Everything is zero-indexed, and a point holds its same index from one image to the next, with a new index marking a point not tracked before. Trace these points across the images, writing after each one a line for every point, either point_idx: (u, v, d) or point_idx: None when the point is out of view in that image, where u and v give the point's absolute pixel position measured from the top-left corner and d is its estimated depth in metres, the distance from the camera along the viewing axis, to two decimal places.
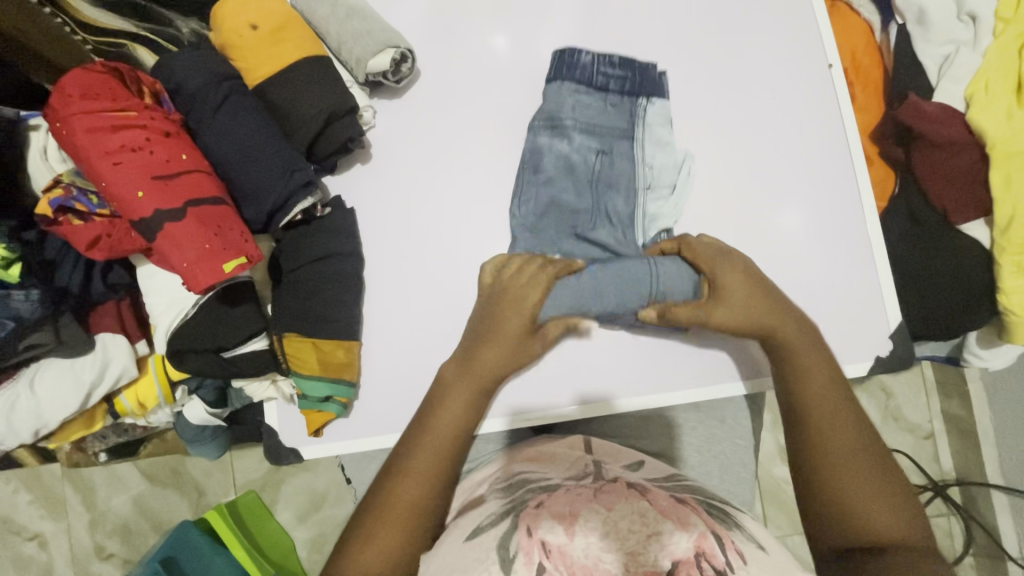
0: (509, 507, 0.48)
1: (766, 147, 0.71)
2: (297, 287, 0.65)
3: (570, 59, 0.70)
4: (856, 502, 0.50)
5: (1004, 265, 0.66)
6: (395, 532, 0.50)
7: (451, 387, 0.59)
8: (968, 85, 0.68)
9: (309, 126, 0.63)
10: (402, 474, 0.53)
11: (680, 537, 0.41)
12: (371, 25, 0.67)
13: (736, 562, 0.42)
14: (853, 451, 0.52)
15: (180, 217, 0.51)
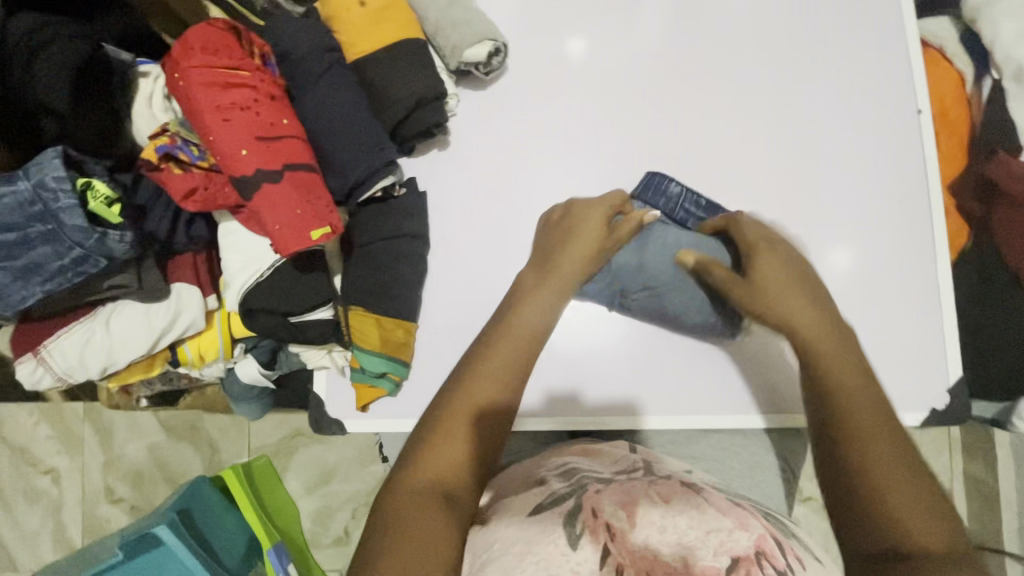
0: (569, 489, 0.49)
1: (844, 184, 0.71)
2: (368, 263, 0.66)
3: (659, 184, 0.70)
4: (894, 495, 0.40)
5: None
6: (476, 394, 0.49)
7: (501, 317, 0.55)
8: None
9: (400, 106, 0.64)
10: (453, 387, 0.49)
11: (741, 536, 0.43)
12: (472, 17, 0.68)
13: (795, 566, 0.43)
14: (887, 466, 0.41)
15: (278, 181, 0.52)
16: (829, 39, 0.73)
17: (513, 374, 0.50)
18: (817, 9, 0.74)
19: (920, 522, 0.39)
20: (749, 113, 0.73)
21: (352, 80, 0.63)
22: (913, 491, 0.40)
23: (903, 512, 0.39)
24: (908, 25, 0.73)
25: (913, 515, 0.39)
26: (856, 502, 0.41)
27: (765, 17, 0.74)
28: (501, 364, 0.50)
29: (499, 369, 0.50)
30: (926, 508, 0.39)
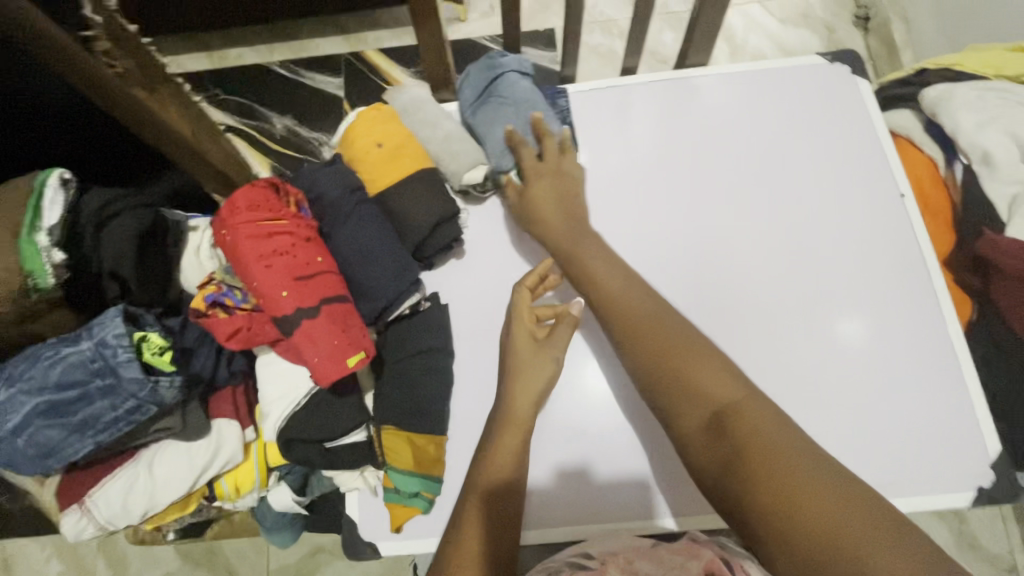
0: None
1: (843, 265, 0.74)
2: (399, 380, 0.69)
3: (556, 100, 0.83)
4: (798, 507, 0.42)
5: None
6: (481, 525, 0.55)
7: (500, 438, 0.61)
8: None
9: (422, 231, 0.69)
10: (463, 532, 0.54)
11: None
12: (478, 147, 0.76)
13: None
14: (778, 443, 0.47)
15: (317, 314, 0.56)
16: (806, 138, 0.80)
17: (509, 476, 0.59)
18: (789, 113, 0.81)
19: (806, 501, 0.42)
20: (743, 206, 0.78)
21: (376, 212, 0.69)
22: (781, 435, 0.48)
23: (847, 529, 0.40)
24: (874, 120, 0.80)
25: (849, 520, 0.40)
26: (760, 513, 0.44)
27: (744, 122, 0.82)
28: (499, 481, 0.58)
29: (512, 452, 0.60)
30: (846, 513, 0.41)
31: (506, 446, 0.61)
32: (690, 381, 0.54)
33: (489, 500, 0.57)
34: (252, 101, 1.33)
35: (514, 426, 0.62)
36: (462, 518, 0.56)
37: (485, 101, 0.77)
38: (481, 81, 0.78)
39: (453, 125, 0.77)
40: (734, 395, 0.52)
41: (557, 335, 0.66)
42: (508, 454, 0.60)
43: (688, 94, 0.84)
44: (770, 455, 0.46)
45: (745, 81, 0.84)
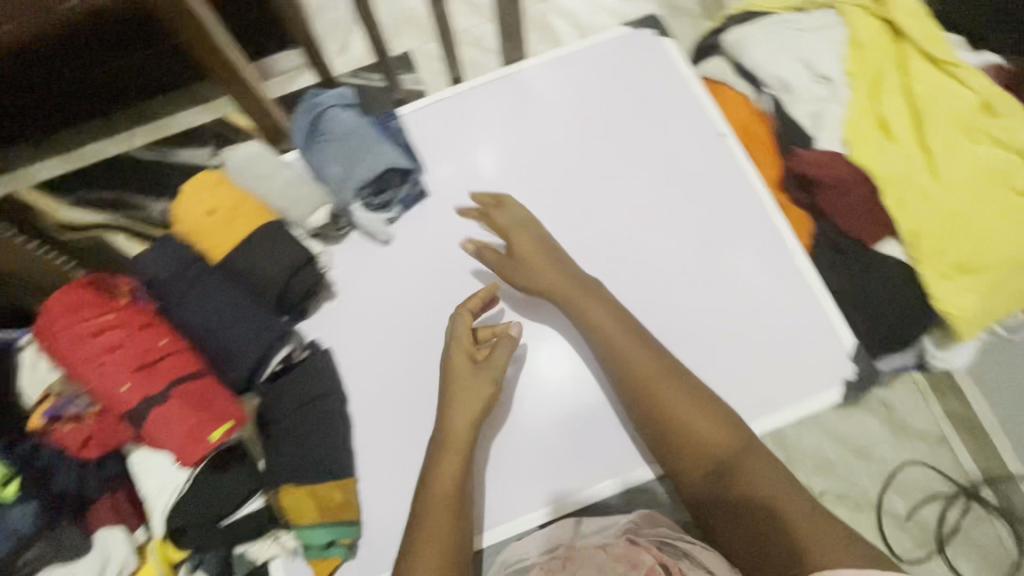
0: None
1: (685, 212, 0.79)
2: (288, 436, 0.67)
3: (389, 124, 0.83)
4: (741, 472, 0.62)
5: (927, 273, 0.73)
6: (446, 524, 0.62)
7: (441, 455, 0.65)
8: (842, 130, 0.77)
9: (274, 285, 0.69)
10: (421, 538, 0.61)
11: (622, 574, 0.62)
12: (318, 189, 0.76)
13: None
14: (723, 445, 0.63)
15: (165, 401, 0.55)
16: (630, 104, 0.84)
17: (458, 490, 0.64)
18: (608, 83, 0.86)
19: (715, 435, 0.64)
20: (586, 180, 0.81)
21: (219, 279, 0.69)
22: (699, 412, 0.64)
23: (763, 485, 0.61)
24: (684, 71, 0.85)
25: (756, 477, 0.61)
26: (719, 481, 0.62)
27: (573, 103, 0.85)
28: (450, 499, 0.63)
29: (459, 445, 0.65)
30: (765, 469, 0.62)
31: (444, 465, 0.64)
32: (667, 411, 0.65)
33: (444, 511, 0.62)
34: (120, 190, 1.19)
35: (452, 447, 0.65)
36: (422, 515, 0.63)
37: (315, 143, 0.77)
38: (304, 124, 0.78)
39: (289, 173, 0.76)
40: (728, 440, 0.63)
41: (495, 357, 0.69)
42: (449, 472, 0.64)
43: (515, 88, 0.87)
44: (714, 446, 0.63)
45: (562, 62, 0.87)
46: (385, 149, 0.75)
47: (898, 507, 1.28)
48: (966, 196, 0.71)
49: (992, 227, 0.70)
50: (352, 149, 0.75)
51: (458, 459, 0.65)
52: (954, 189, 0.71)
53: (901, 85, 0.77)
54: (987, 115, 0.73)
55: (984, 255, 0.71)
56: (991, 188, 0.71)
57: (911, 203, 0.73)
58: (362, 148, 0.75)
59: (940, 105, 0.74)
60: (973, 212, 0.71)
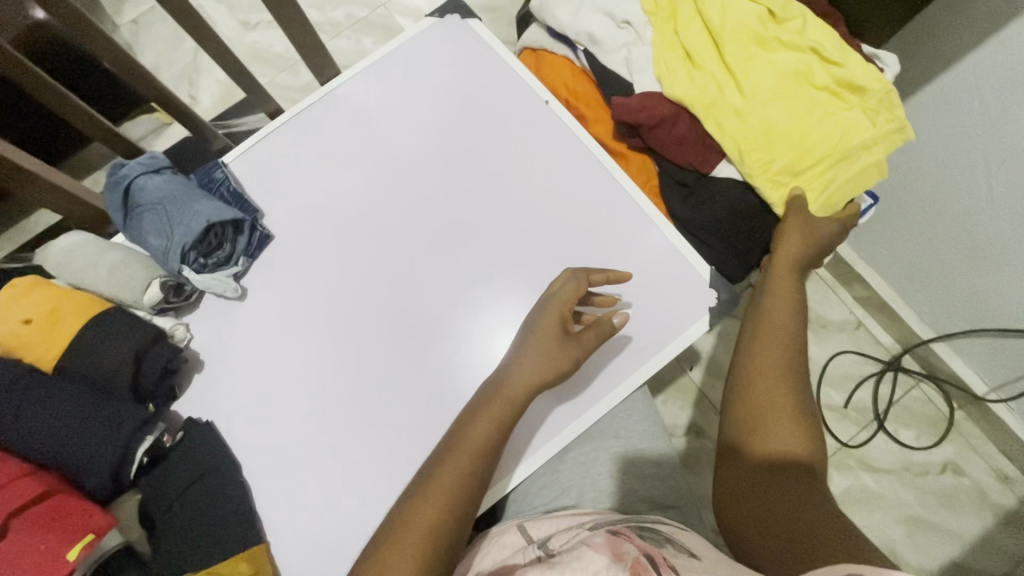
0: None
1: (530, 185, 0.79)
2: (175, 526, 0.64)
3: (208, 175, 0.78)
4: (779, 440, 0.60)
5: (762, 187, 0.74)
6: (443, 498, 0.61)
7: (477, 416, 0.65)
8: (654, 70, 0.78)
9: (121, 375, 0.66)
10: (419, 501, 0.61)
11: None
12: (148, 264, 0.73)
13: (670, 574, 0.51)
14: (780, 418, 0.61)
15: (8, 535, 0.52)
16: (454, 95, 0.83)
17: (471, 472, 0.62)
18: (427, 77, 0.84)
19: (782, 434, 0.60)
20: (427, 180, 0.80)
21: (55, 387, 0.63)
22: (785, 405, 0.62)
23: (785, 442, 0.60)
24: (497, 48, 0.85)
25: (785, 434, 0.60)
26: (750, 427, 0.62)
27: (397, 107, 0.83)
28: (454, 478, 0.62)
29: (492, 420, 0.64)
30: (797, 431, 0.60)
31: (471, 446, 0.63)
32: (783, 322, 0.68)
33: (441, 492, 0.61)
34: None
35: (498, 405, 0.65)
36: (426, 486, 0.62)
37: (131, 219, 0.73)
38: (113, 201, 0.74)
39: (114, 256, 0.72)
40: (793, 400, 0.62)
41: (587, 336, 0.67)
42: (470, 450, 0.63)
43: (338, 106, 0.84)
44: (765, 397, 0.62)
45: (377, 68, 0.85)
46: (205, 205, 0.71)
47: (836, 399, 1.34)
48: (775, 104, 0.73)
49: (806, 126, 0.72)
50: (168, 215, 0.70)
51: (479, 441, 0.63)
52: (764, 100, 0.73)
53: (694, 12, 0.78)
54: (778, 22, 0.75)
55: (807, 154, 0.72)
56: (795, 91, 0.73)
57: (728, 122, 0.74)
58: (177, 209, 0.71)
59: (733, 23, 0.75)
60: (786, 117, 0.72)
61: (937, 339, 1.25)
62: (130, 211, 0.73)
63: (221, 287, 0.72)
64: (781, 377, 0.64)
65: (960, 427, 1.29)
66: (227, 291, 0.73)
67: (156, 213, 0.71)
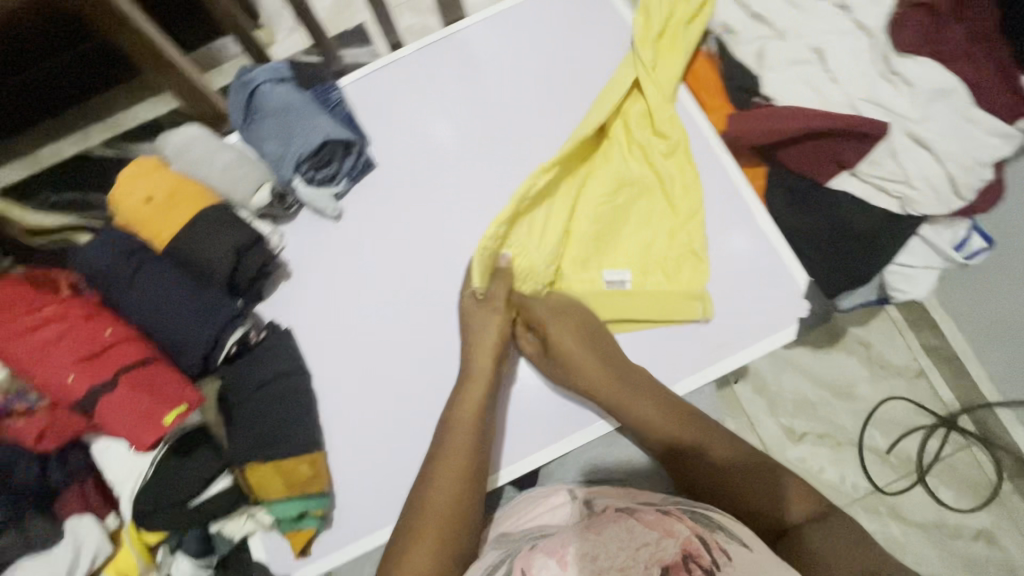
0: (506, 557, 0.60)
1: (636, 161, 0.77)
2: (249, 418, 0.67)
3: (326, 93, 0.80)
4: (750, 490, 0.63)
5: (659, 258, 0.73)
6: (446, 506, 0.63)
7: (450, 422, 0.66)
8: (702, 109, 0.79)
9: (222, 267, 0.68)
10: (421, 512, 0.63)
11: (666, 543, 0.53)
12: (251, 168, 0.74)
13: (722, 559, 0.52)
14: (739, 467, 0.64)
15: (115, 388, 0.56)
16: (574, 58, 0.83)
17: (467, 449, 0.65)
18: (550, 37, 0.84)
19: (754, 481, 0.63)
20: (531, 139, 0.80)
21: (165, 265, 0.67)
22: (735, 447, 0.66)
23: (721, 461, 0.65)
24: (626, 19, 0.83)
25: (707, 450, 0.66)
26: (682, 451, 0.66)
27: (514, 61, 0.83)
28: (462, 457, 0.64)
29: (468, 426, 0.66)
30: (714, 437, 0.67)
31: (463, 424, 0.66)
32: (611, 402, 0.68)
33: (456, 476, 0.64)
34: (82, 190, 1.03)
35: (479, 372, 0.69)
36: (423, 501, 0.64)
37: (252, 122, 0.76)
38: (238, 102, 0.77)
39: (228, 154, 0.75)
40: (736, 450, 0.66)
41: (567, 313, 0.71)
42: (466, 429, 0.66)
43: (455, 50, 0.84)
44: (674, 426, 0.67)
45: (501, 18, 0.85)
46: (323, 122, 0.73)
47: (878, 442, 1.30)
48: (539, 239, 0.72)
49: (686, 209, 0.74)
50: (290, 125, 0.73)
51: (472, 420, 0.66)
52: (536, 224, 0.73)
53: (649, 70, 0.77)
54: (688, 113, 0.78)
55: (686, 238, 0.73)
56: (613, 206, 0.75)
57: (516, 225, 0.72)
58: (299, 120, 0.73)
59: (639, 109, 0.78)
60: (595, 233, 0.74)
61: (1002, 404, 1.19)
62: (254, 114, 0.75)
63: (325, 203, 0.75)
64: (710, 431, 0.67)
65: (1004, 499, 1.24)
66: (328, 209, 0.76)
67: (278, 121, 0.73)
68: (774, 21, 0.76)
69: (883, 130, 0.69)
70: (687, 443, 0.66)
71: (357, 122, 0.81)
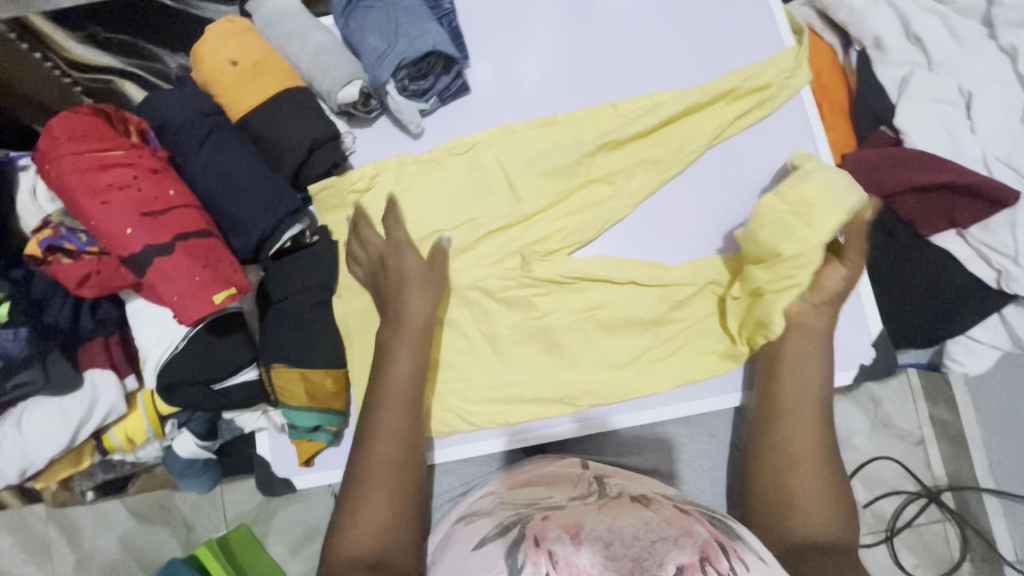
0: (515, 519, 0.47)
1: (744, 168, 0.69)
2: (285, 319, 0.63)
3: None
4: (805, 503, 0.53)
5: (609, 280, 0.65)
6: (382, 493, 0.53)
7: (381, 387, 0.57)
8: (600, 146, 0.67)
9: (293, 155, 0.64)
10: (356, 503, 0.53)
11: (684, 542, 0.40)
12: (342, 58, 0.68)
13: (740, 568, 0.40)
14: (811, 459, 0.54)
15: (170, 251, 0.53)
16: (717, 30, 0.72)
17: (404, 441, 0.56)
18: None
19: (815, 512, 0.52)
20: None
21: (238, 138, 0.63)
22: (824, 470, 0.54)
23: (807, 501, 0.53)
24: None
25: (813, 479, 0.53)
26: (779, 434, 0.56)
27: (639, 5, 0.74)
28: (393, 448, 0.55)
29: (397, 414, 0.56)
30: (822, 483, 0.53)
31: (401, 395, 0.57)
32: (773, 392, 0.58)
33: (389, 473, 0.54)
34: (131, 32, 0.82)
35: (404, 339, 0.59)
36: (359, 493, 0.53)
37: (355, 12, 0.69)
38: None
39: (323, 36, 0.69)
40: (814, 477, 0.54)
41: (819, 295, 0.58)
42: (392, 412, 0.56)
43: None
44: (805, 402, 0.56)
45: None
46: (433, 29, 0.67)
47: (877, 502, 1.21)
48: (402, 212, 0.67)
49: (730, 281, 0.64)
50: (398, 23, 0.67)
51: (401, 402, 0.57)
52: (387, 201, 0.68)
53: (654, 105, 0.69)
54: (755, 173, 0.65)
55: (558, 307, 0.66)
56: (494, 243, 0.67)
57: (327, 206, 0.67)
58: (408, 21, 0.67)
59: (629, 168, 0.68)
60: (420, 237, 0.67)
61: (992, 491, 1.00)
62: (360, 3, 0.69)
63: (410, 116, 0.69)
64: (811, 413, 0.56)
65: None
66: (411, 123, 0.69)
67: (387, 17, 0.67)
68: (932, 50, 0.71)
69: (1010, 198, 0.66)
70: (799, 451, 0.54)
71: (463, 40, 0.73)
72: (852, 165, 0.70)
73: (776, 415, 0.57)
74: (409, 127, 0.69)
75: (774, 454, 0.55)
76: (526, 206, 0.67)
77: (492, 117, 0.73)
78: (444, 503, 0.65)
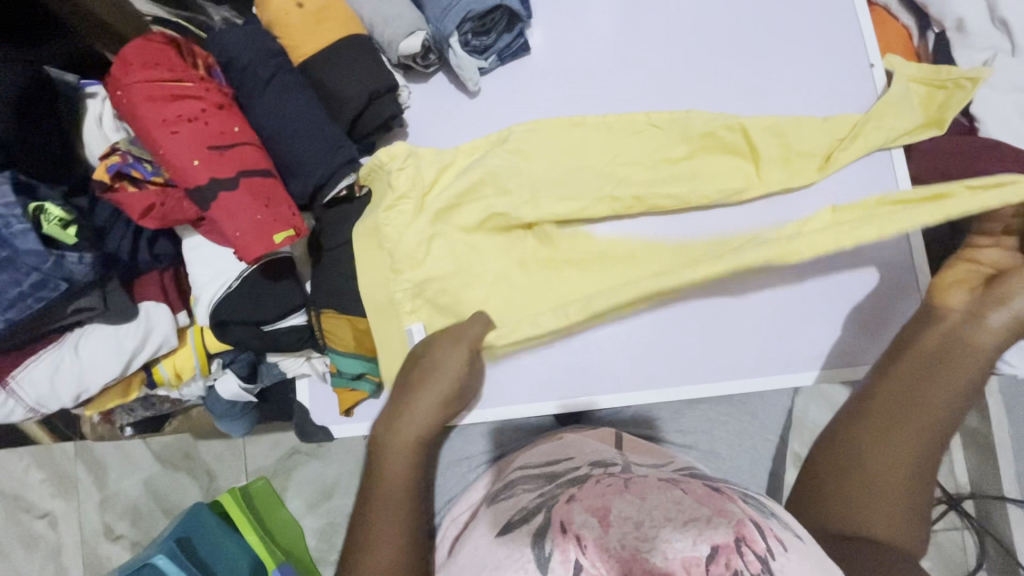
0: (541, 502, 0.45)
1: None
2: (338, 267, 0.63)
3: None
4: (868, 495, 0.46)
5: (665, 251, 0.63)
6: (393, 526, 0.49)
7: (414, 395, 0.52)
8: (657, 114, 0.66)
9: (353, 103, 0.63)
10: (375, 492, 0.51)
11: (719, 524, 0.37)
12: (406, 8, 0.67)
13: (777, 550, 0.38)
14: (893, 465, 0.47)
15: (234, 187, 0.53)
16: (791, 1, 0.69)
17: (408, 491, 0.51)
18: None
19: (881, 509, 0.45)
20: None
21: (301, 81, 0.62)
22: (913, 441, 0.47)
23: (876, 496, 0.46)
24: None
25: (888, 481, 0.46)
26: (880, 400, 0.49)
27: None
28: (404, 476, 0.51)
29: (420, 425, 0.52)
30: (899, 493, 0.46)
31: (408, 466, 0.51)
32: (896, 395, 0.49)
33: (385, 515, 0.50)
34: None
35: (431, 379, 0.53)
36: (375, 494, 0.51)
37: None
38: None
39: None
40: (886, 509, 0.46)
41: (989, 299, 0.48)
42: (397, 482, 0.51)
43: None
44: (928, 382, 0.48)
45: None
46: None
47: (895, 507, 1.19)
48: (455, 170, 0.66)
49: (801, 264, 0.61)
50: None
51: (429, 423, 0.53)
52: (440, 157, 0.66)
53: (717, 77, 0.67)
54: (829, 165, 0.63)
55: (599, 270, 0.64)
56: None
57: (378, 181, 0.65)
58: None
59: None
60: None
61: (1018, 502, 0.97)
62: None
63: (470, 73, 0.67)
64: (934, 403, 0.48)
65: None
66: (471, 79, 0.68)
67: None
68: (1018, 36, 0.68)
69: None
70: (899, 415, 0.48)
71: None
72: (921, 154, 0.67)
73: (892, 386, 0.49)
74: (468, 84, 0.68)
75: (862, 411, 0.49)
76: (599, 172, 0.64)
77: (551, 79, 0.71)
78: (477, 464, 0.65)
